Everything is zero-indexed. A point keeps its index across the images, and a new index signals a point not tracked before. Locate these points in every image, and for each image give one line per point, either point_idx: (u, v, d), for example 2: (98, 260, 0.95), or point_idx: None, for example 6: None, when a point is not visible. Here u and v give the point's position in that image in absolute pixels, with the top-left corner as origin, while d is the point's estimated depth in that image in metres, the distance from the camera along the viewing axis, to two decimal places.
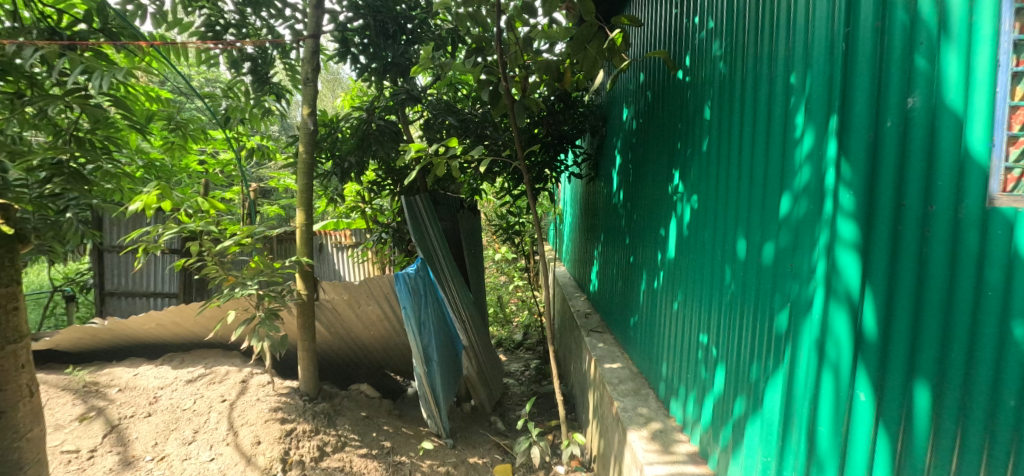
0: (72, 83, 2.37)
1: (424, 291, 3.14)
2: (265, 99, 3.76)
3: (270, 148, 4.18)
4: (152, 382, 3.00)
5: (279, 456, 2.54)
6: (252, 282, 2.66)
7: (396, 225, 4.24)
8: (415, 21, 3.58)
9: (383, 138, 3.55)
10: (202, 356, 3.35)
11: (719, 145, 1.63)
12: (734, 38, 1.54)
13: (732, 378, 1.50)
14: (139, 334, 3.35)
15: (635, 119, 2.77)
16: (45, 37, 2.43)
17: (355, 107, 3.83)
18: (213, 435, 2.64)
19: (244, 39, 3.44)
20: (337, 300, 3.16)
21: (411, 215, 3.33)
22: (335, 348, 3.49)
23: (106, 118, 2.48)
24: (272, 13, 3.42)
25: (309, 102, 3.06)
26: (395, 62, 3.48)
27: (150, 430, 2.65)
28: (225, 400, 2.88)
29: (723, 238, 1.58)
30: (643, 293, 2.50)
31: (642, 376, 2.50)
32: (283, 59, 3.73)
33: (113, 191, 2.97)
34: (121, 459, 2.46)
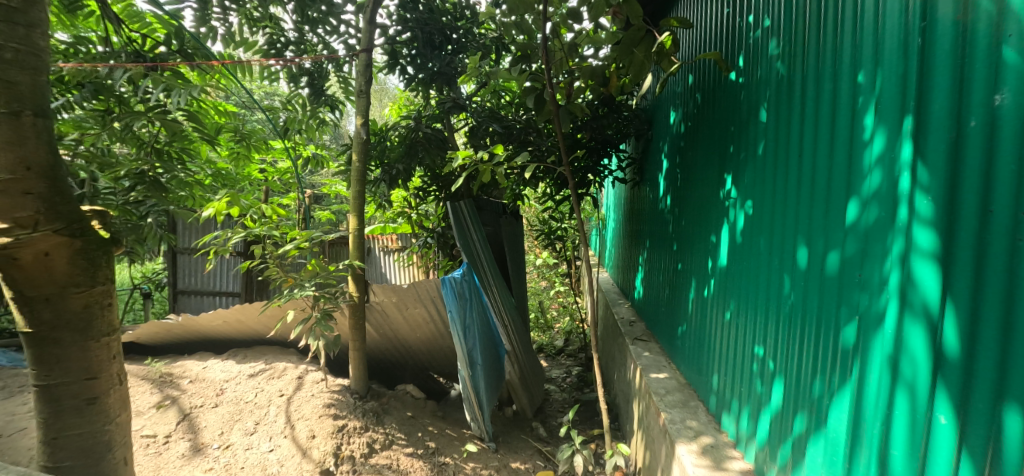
0: (154, 100, 2.62)
1: (470, 295, 3.18)
2: (321, 110, 3.96)
3: (324, 157, 4.39)
4: (219, 375, 3.23)
5: (332, 451, 2.65)
6: (310, 284, 2.80)
7: (440, 230, 4.35)
8: (459, 31, 3.67)
9: (431, 146, 3.66)
10: (263, 353, 3.57)
11: (776, 148, 1.56)
12: (793, 35, 1.47)
13: (792, 393, 1.42)
14: (207, 330, 3.62)
15: (683, 122, 2.70)
16: (131, 60, 2.69)
17: (403, 116, 3.97)
18: (272, 428, 2.79)
19: (301, 55, 3.64)
20: (386, 302, 3.27)
21: (456, 221, 3.40)
22: (383, 348, 3.61)
23: (182, 132, 2.72)
24: (328, 29, 3.60)
25: (362, 113, 3.21)
26: (440, 72, 3.59)
27: (217, 420, 2.84)
28: (283, 395, 3.04)
29: (782, 245, 1.51)
30: (691, 301, 2.42)
31: (691, 388, 2.41)
32: (337, 73, 3.93)
33: (186, 197, 3.22)
34: (192, 445, 2.65)
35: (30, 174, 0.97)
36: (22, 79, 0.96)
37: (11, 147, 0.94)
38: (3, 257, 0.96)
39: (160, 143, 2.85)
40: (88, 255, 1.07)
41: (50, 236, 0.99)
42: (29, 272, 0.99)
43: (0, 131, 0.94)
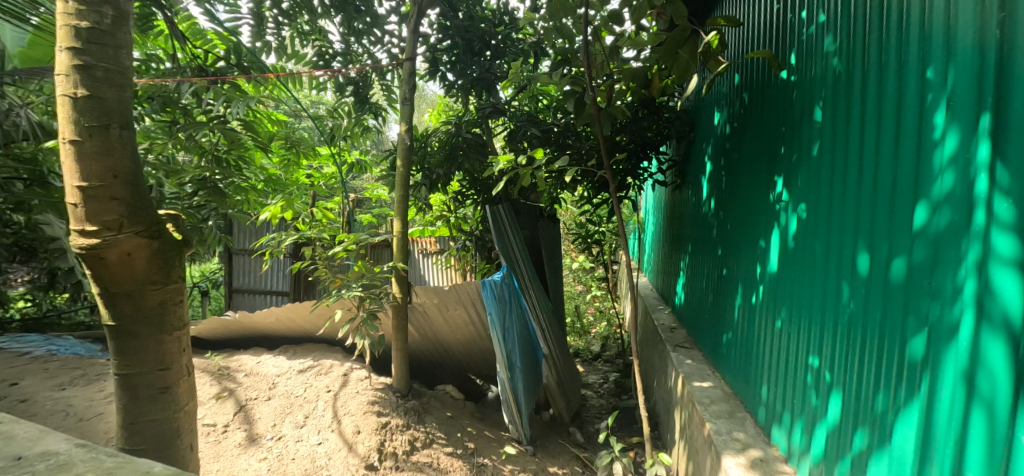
0: (215, 112, 2.81)
1: (510, 298, 3.20)
2: (365, 117, 4.11)
3: (368, 163, 4.55)
4: (272, 370, 3.41)
5: (376, 447, 2.73)
6: (356, 284, 2.91)
7: (478, 233, 4.40)
8: (498, 38, 3.71)
9: (471, 151, 3.72)
10: (311, 350, 3.73)
11: (833, 149, 1.49)
12: (852, 30, 1.40)
13: (852, 407, 1.35)
14: (260, 327, 3.82)
15: (728, 123, 2.61)
16: (196, 75, 2.90)
17: (444, 122, 4.05)
18: (320, 422, 2.90)
19: (348, 65, 3.79)
20: (427, 303, 3.34)
21: (495, 224, 3.45)
22: (423, 349, 3.69)
23: (239, 140, 2.92)
24: (372, 40, 3.74)
25: (405, 119, 3.30)
26: (480, 78, 3.64)
27: (270, 412, 2.99)
28: (330, 390, 3.16)
29: (840, 251, 1.43)
30: (738, 308, 2.34)
31: (737, 399, 2.32)
32: (380, 81, 4.03)
33: (242, 202, 3.42)
34: (248, 435, 2.80)
35: (116, 181, 1.07)
36: (111, 95, 1.06)
37: (100, 157, 1.04)
38: (93, 256, 1.06)
39: (219, 152, 3.04)
40: (164, 255, 1.16)
41: (132, 237, 1.09)
42: (115, 271, 1.09)
43: (92, 143, 1.03)
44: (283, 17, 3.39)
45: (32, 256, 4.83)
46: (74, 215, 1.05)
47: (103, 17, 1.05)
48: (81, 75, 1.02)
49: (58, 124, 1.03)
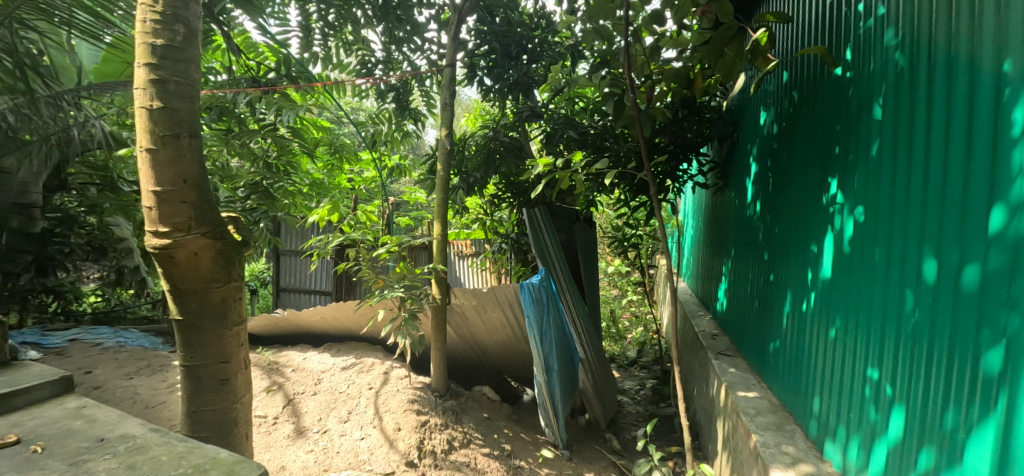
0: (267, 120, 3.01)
1: (547, 301, 3.19)
2: (405, 122, 4.22)
3: (406, 167, 4.67)
4: (317, 367, 3.55)
5: (416, 444, 2.78)
6: (398, 285, 2.99)
7: (515, 236, 4.42)
8: (535, 41, 3.73)
9: (508, 155, 3.75)
10: (354, 348, 3.87)
11: (895, 148, 1.41)
12: (916, 21, 1.32)
13: (917, 424, 1.26)
14: (306, 325, 3.99)
15: (776, 122, 2.51)
16: (250, 85, 3.08)
17: (481, 126, 4.10)
18: (362, 418, 2.99)
19: (389, 73, 3.90)
20: (466, 305, 3.39)
21: (532, 227, 3.46)
22: (461, 350, 3.75)
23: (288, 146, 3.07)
24: (412, 47, 3.83)
25: (445, 125, 3.37)
26: (518, 82, 3.67)
27: (316, 406, 3.12)
28: (372, 388, 3.26)
29: (904, 256, 1.35)
30: (786, 315, 2.24)
31: (786, 411, 2.22)
32: (420, 87, 4.14)
33: (290, 205, 3.58)
34: (296, 428, 2.93)
35: (185, 186, 1.15)
36: (182, 106, 1.15)
37: (172, 164, 1.13)
38: (165, 255, 1.15)
39: (270, 158, 3.21)
40: (226, 255, 1.24)
41: (199, 238, 1.17)
42: (183, 269, 1.17)
43: (166, 151, 1.12)
44: (329, 28, 3.54)
45: (104, 255, 5.26)
46: (149, 217, 1.14)
47: (175, 35, 1.14)
48: (156, 88, 1.11)
49: (137, 134, 1.13)
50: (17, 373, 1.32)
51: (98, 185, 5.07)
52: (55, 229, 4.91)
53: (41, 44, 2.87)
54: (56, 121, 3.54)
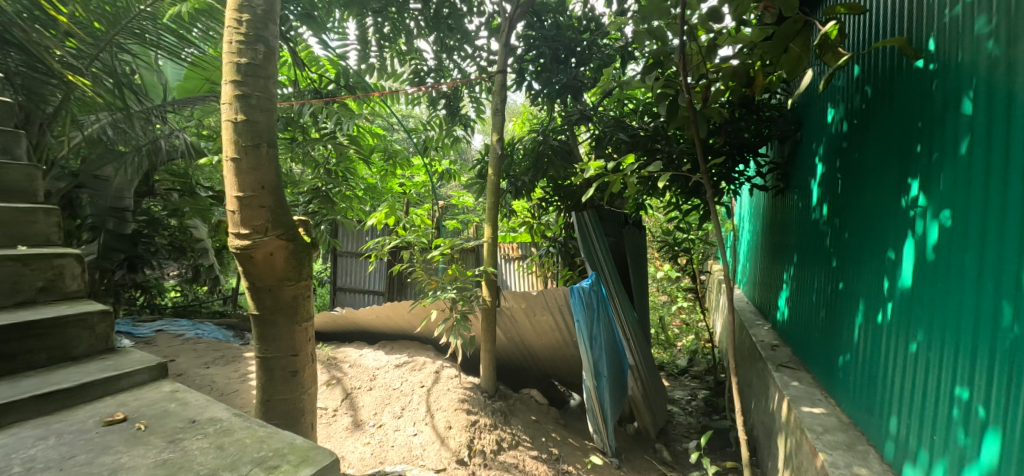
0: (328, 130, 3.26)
1: (598, 306, 3.12)
2: (455, 128, 4.33)
3: (455, 172, 4.79)
4: (372, 363, 3.72)
5: (466, 443, 2.83)
6: (451, 286, 3.08)
7: (563, 239, 4.41)
8: (584, 45, 3.71)
9: (557, 159, 3.75)
10: (407, 346, 4.02)
11: (988, 147, 1.28)
12: (1013, 6, 1.20)
13: (1014, 449, 1.14)
14: (362, 323, 4.18)
15: (846, 120, 2.35)
16: (313, 96, 3.30)
17: (530, 130, 4.13)
18: (415, 414, 3.09)
19: (440, 81, 4.02)
20: (515, 307, 3.41)
21: (581, 230, 3.45)
22: (509, 353, 3.79)
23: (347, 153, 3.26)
24: (463, 55, 3.92)
25: (496, 130, 3.44)
26: (568, 85, 3.68)
27: (372, 401, 3.26)
28: (423, 386, 3.36)
29: (999, 267, 1.23)
30: (858, 326, 2.09)
31: (858, 430, 2.07)
32: (470, 94, 4.24)
33: (348, 208, 3.78)
34: (353, 421, 3.08)
35: (263, 192, 1.25)
36: (261, 119, 1.25)
37: (253, 172, 1.23)
38: (245, 255, 1.25)
39: (330, 165, 3.36)
40: (297, 255, 1.33)
41: (274, 239, 1.26)
42: (260, 267, 1.27)
43: (247, 160, 1.23)
44: (384, 40, 3.70)
45: (183, 255, 5.84)
46: (232, 220, 1.25)
47: (256, 53, 1.25)
48: (240, 103, 1.22)
49: (224, 145, 1.24)
50: (124, 358, 1.38)
51: (179, 191, 5.59)
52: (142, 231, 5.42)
53: (133, 64, 3.21)
54: (148, 133, 3.93)
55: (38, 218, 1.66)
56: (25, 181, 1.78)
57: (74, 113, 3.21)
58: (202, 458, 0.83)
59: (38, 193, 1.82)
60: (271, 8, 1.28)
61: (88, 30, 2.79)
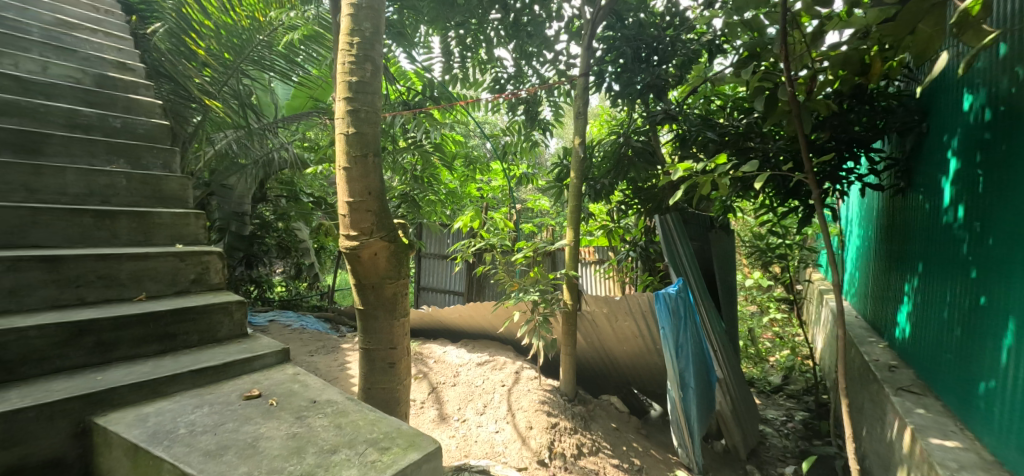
0: (414, 138, 3.54)
1: (684, 313, 2.96)
2: (534, 132, 4.37)
3: (533, 176, 4.84)
4: (455, 360, 3.89)
5: (547, 445, 2.85)
6: (533, 288, 3.14)
7: (643, 244, 4.26)
8: (666, 41, 3.54)
9: (638, 161, 3.64)
10: (487, 346, 4.18)
11: None
12: None
13: None
14: (446, 321, 4.37)
15: (991, 107, 2.02)
16: (404, 108, 3.53)
17: (611, 132, 4.04)
18: (497, 413, 3.18)
19: (518, 87, 4.08)
20: (597, 312, 3.37)
21: (664, 234, 3.32)
22: (589, 357, 3.74)
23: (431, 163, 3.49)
24: (542, 60, 3.96)
25: (579, 133, 3.43)
26: (650, 84, 3.42)
27: (456, 396, 3.40)
28: (505, 385, 3.46)
29: None
30: (1008, 349, 1.77)
31: (1005, 471, 1.76)
32: (550, 99, 4.26)
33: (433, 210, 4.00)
34: (439, 414, 3.23)
35: (370, 197, 1.37)
36: (369, 131, 1.37)
37: (361, 179, 1.36)
38: (354, 255, 1.38)
39: (416, 172, 3.69)
40: (397, 256, 1.44)
41: (378, 241, 1.38)
42: (366, 266, 1.40)
43: (356, 169, 1.36)
44: (466, 50, 3.84)
45: (289, 254, 6.59)
46: (343, 223, 1.39)
47: (365, 72, 1.38)
48: (351, 117, 1.36)
49: (337, 156, 1.39)
50: (254, 342, 1.58)
51: (287, 197, 6.41)
52: (257, 233, 6.13)
53: (251, 88, 3.62)
54: (264, 147, 4.46)
55: (190, 221, 1.96)
56: (181, 190, 2.12)
57: (209, 131, 3.73)
58: (325, 434, 0.94)
59: (188, 200, 2.15)
60: (377, 31, 1.41)
61: (220, 61, 3.26)
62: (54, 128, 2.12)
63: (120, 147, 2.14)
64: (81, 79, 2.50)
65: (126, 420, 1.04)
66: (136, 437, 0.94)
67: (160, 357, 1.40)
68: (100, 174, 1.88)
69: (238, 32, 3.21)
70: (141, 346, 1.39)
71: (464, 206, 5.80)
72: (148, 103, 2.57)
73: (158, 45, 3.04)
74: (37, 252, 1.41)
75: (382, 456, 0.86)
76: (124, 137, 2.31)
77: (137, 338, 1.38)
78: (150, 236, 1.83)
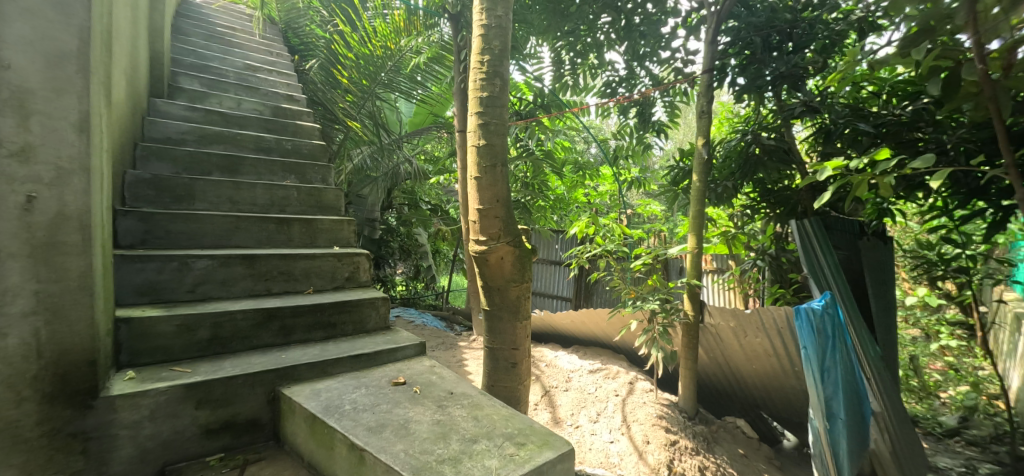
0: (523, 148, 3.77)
1: (834, 332, 2.54)
2: (646, 135, 4.17)
3: (645, 180, 4.64)
4: (567, 365, 3.91)
5: (666, 462, 2.72)
6: (652, 297, 3.06)
7: (774, 253, 3.74)
8: (801, 25, 3.13)
9: (771, 161, 3.26)
10: (599, 354, 4.16)
11: None
12: None
13: None
14: (558, 326, 4.42)
15: None
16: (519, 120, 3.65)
17: (735, 131, 3.71)
18: (611, 422, 3.11)
19: (630, 89, 3.88)
20: (722, 325, 3.15)
21: (802, 243, 2.97)
22: (712, 373, 3.47)
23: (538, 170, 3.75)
24: (655, 60, 3.67)
25: (704, 134, 3.23)
26: (788, 73, 3.05)
27: (569, 401, 3.39)
28: (618, 395, 3.39)
29: None
30: None
31: None
32: (664, 98, 3.98)
33: (532, 213, 4.21)
34: (553, 417, 3.24)
35: (497, 205, 1.45)
36: (497, 142, 1.46)
37: (490, 188, 1.45)
38: (483, 258, 1.47)
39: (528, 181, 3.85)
40: (521, 260, 1.50)
41: (504, 246, 1.45)
42: (493, 269, 1.48)
43: (485, 178, 1.45)
44: (577, 57, 3.82)
45: (411, 256, 7.20)
46: (473, 229, 1.48)
47: (494, 87, 1.47)
48: (482, 130, 1.46)
49: (468, 167, 1.50)
50: (397, 335, 1.77)
51: (409, 205, 7.01)
52: (385, 237, 6.81)
53: (382, 108, 4.02)
54: (392, 161, 4.93)
55: (343, 227, 2.26)
56: (336, 200, 2.46)
57: (349, 148, 4.24)
58: (465, 424, 1.03)
59: (340, 208, 2.48)
60: (505, 47, 1.49)
61: (360, 87, 3.68)
62: (246, 151, 2.61)
63: (292, 166, 2.55)
64: (262, 111, 3.03)
65: (304, 393, 1.24)
66: (314, 408, 1.11)
67: (325, 342, 1.64)
68: (279, 188, 2.27)
69: (374, 60, 3.60)
70: (312, 331, 1.64)
71: (572, 213, 5.79)
72: (309, 127, 3.02)
73: (315, 78, 3.70)
74: (240, 252, 1.75)
75: (519, 450, 0.92)
76: (292, 157, 2.75)
77: (308, 326, 1.63)
78: (315, 239, 2.16)
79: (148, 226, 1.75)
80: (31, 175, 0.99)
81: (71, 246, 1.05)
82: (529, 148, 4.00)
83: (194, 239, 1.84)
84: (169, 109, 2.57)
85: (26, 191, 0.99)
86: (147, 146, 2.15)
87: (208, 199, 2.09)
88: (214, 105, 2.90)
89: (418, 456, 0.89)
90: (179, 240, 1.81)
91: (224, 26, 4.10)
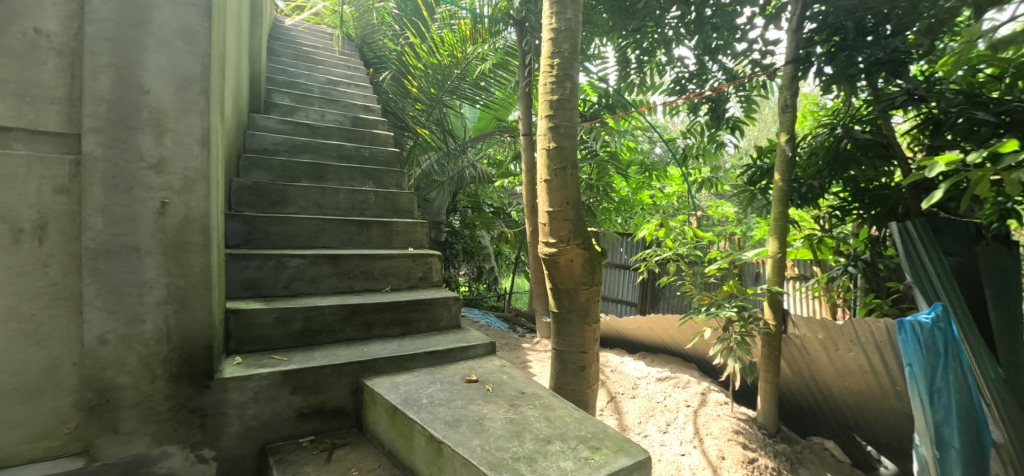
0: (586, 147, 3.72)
1: (946, 349, 2.23)
2: (719, 132, 3.94)
3: (717, 180, 4.40)
4: (633, 372, 3.79)
5: None
6: (728, 304, 2.88)
7: (869, 258, 3.32)
8: (898, 7, 2.78)
9: (869, 155, 2.92)
10: (667, 362, 4.00)
11: None
12: None
13: None
14: (624, 331, 4.31)
15: None
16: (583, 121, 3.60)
17: (823, 126, 3.42)
18: (682, 434, 2.98)
19: (702, 85, 3.66)
20: (809, 338, 2.90)
21: (904, 247, 2.68)
22: (797, 388, 3.21)
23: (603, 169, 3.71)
24: (729, 54, 3.45)
25: (786, 130, 3.01)
26: (888, 59, 2.73)
27: (637, 409, 3.28)
28: (689, 406, 3.25)
29: None
30: None
31: None
32: (739, 92, 3.75)
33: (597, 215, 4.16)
34: (620, 424, 3.14)
35: (567, 207, 1.45)
36: (567, 144, 1.46)
37: (560, 190, 1.45)
38: (552, 260, 1.48)
39: None
40: (591, 263, 1.49)
41: (574, 248, 1.44)
42: (563, 271, 1.48)
43: (555, 181, 1.46)
44: (643, 54, 3.70)
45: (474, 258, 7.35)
46: (543, 231, 1.49)
47: (564, 89, 1.48)
48: (553, 133, 1.47)
49: (538, 170, 1.51)
50: (467, 334, 1.83)
51: (472, 208, 7.16)
52: (450, 239, 7.00)
53: (450, 114, 4.16)
54: (457, 165, 5.08)
55: (416, 229, 2.36)
56: (409, 203, 2.58)
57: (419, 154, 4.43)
58: (538, 424, 1.04)
59: (413, 211, 2.60)
60: (574, 50, 1.49)
61: (428, 95, 3.86)
62: (329, 159, 2.81)
63: (370, 172, 2.71)
64: (343, 121, 3.26)
65: (385, 385, 1.32)
66: (395, 399, 1.18)
67: (401, 338, 1.73)
68: (360, 193, 2.42)
69: (442, 70, 3.75)
70: (389, 328, 1.74)
71: (638, 215, 5.63)
72: (384, 135, 3.21)
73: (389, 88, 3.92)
74: (326, 251, 1.89)
75: (593, 454, 0.91)
76: (369, 164, 2.92)
77: (387, 322, 1.73)
78: (392, 240, 2.28)
79: (251, 228, 1.95)
80: (164, 183, 1.15)
81: (195, 245, 1.19)
82: (593, 150, 3.95)
83: (288, 239, 2.02)
84: (266, 123, 2.84)
85: (161, 197, 1.14)
86: (247, 157, 2.39)
87: (299, 203, 2.28)
88: (302, 118, 3.16)
89: (494, 453, 0.91)
90: (275, 240, 2.00)
91: (308, 45, 4.46)
